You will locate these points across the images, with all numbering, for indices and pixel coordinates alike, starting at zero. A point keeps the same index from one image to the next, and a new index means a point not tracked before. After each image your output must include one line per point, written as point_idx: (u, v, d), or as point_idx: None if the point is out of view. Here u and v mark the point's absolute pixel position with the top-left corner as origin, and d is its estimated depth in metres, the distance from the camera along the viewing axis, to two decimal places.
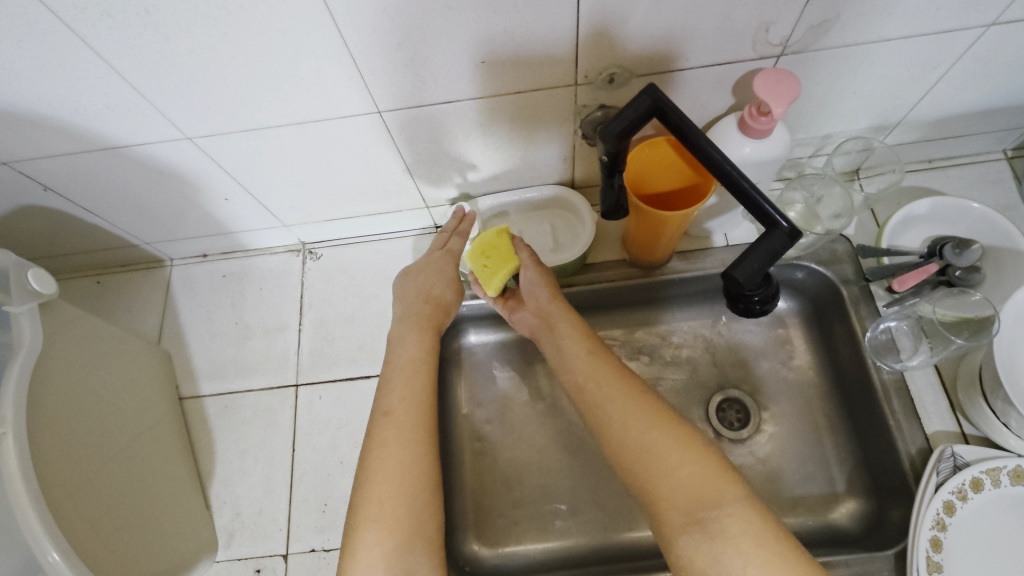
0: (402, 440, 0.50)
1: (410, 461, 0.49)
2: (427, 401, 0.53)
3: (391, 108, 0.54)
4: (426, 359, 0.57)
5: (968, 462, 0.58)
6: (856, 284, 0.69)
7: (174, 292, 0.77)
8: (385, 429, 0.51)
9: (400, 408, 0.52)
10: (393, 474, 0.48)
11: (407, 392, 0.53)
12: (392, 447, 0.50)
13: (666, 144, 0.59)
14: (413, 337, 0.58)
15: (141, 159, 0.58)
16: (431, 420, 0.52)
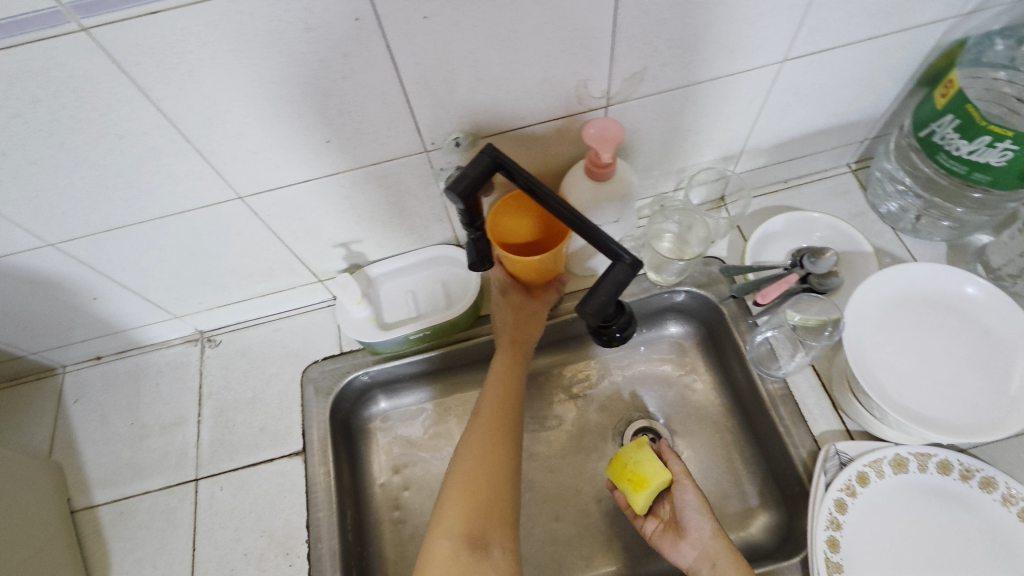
0: (469, 494, 0.55)
1: (484, 503, 0.54)
2: (511, 403, 0.63)
3: (253, 192, 0.56)
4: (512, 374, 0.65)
5: (852, 457, 0.61)
6: (732, 302, 0.73)
7: (66, 399, 0.74)
8: (456, 479, 0.56)
9: (480, 461, 0.57)
10: (461, 519, 0.54)
11: (483, 450, 0.58)
12: (460, 495, 0.55)
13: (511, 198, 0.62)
14: (501, 360, 0.67)
15: (8, 270, 0.58)
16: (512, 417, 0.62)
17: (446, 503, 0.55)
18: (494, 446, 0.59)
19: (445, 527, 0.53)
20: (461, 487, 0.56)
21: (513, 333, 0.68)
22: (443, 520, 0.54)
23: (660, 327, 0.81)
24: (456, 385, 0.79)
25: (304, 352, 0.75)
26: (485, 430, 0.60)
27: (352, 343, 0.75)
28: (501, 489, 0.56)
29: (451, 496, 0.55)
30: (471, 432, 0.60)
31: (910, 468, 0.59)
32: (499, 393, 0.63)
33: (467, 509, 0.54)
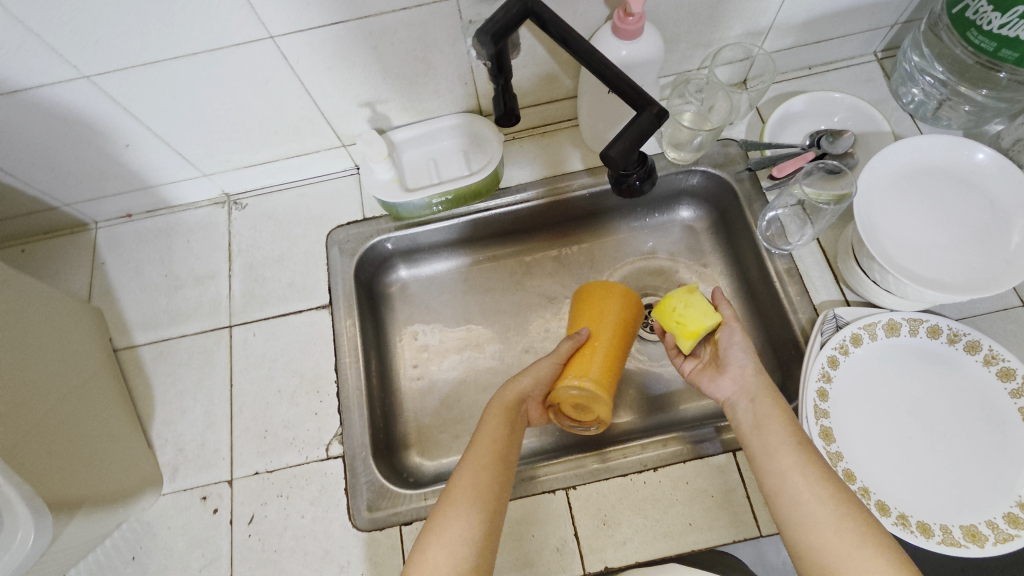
0: (494, 471, 0.54)
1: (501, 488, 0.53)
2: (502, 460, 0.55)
3: (282, 33, 0.56)
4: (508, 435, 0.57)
5: (848, 321, 0.65)
6: (746, 181, 0.75)
7: (101, 252, 0.78)
8: (483, 460, 0.54)
9: (504, 453, 0.55)
10: (477, 494, 0.52)
11: (502, 441, 0.56)
12: (484, 471, 0.53)
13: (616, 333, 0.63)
14: (493, 425, 0.57)
15: (44, 103, 0.59)
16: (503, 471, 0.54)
17: (467, 473, 0.53)
18: (507, 442, 0.56)
19: (469, 502, 0.51)
20: (487, 465, 0.54)
21: (515, 399, 0.60)
22: (468, 492, 0.52)
23: (672, 212, 0.84)
24: (476, 260, 0.84)
25: (328, 216, 0.78)
26: (503, 421, 0.58)
27: (375, 210, 0.78)
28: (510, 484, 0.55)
29: (477, 466, 0.53)
30: (490, 421, 0.57)
31: (901, 332, 0.63)
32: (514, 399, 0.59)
33: (492, 491, 0.52)
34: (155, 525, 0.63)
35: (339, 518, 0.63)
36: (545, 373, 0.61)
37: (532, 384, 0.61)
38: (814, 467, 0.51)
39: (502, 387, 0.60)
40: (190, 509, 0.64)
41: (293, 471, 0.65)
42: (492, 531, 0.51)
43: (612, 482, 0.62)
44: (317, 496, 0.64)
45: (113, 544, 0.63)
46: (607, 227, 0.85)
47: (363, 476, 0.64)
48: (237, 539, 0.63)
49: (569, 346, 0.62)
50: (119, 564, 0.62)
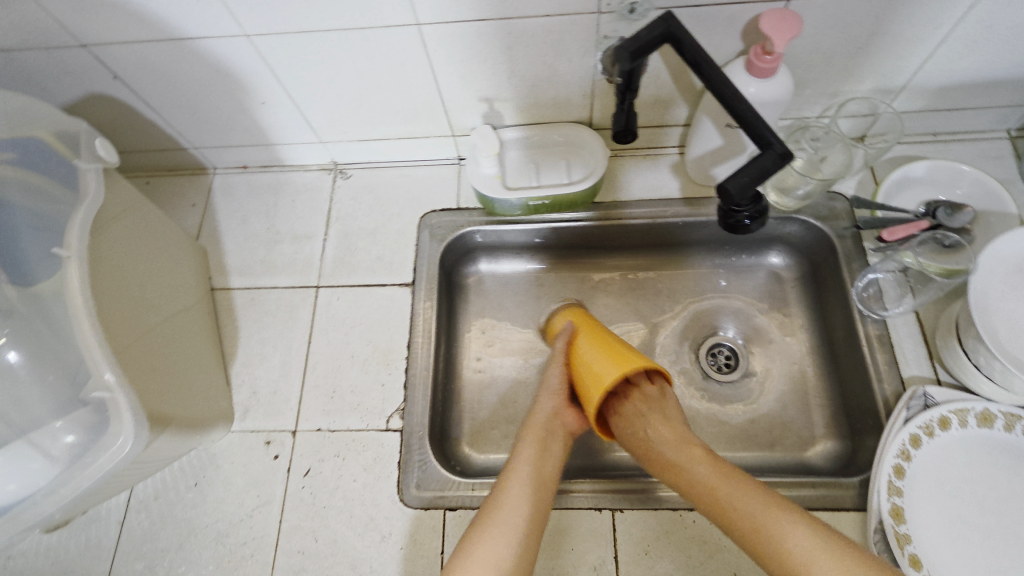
0: (531, 493, 0.54)
1: (536, 509, 0.53)
2: (537, 485, 0.55)
3: (429, 22, 0.59)
4: (545, 465, 0.57)
5: (938, 402, 0.61)
6: (848, 239, 0.72)
7: (214, 196, 0.84)
8: (519, 480, 0.54)
9: (541, 473, 0.56)
10: (514, 523, 0.51)
11: (539, 462, 0.57)
12: (524, 492, 0.54)
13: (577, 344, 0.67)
14: (525, 449, 0.57)
15: (203, 53, 0.64)
16: (542, 495, 0.54)
17: (501, 494, 0.54)
18: (540, 462, 0.57)
19: (504, 519, 0.51)
20: (523, 488, 0.54)
21: (544, 414, 0.61)
22: (506, 512, 0.52)
23: (760, 256, 0.82)
24: (553, 268, 0.85)
25: (425, 200, 0.81)
26: (539, 446, 0.58)
27: (470, 202, 0.80)
28: (548, 507, 0.54)
29: (514, 488, 0.54)
30: (524, 445, 0.58)
31: (995, 425, 0.60)
32: (548, 420, 0.61)
33: (529, 513, 0.52)
34: (220, 458, 0.67)
35: (388, 490, 0.64)
36: (556, 378, 0.65)
37: (553, 402, 0.63)
38: (747, 483, 0.52)
39: (534, 411, 0.62)
40: (253, 451, 0.67)
41: (353, 435, 0.68)
42: (527, 553, 0.50)
43: (660, 513, 0.61)
44: (371, 464, 0.66)
45: (180, 467, 0.67)
46: (690, 260, 0.84)
47: (417, 453, 0.66)
48: (291, 488, 0.65)
49: (562, 347, 0.67)
50: (182, 488, 0.66)
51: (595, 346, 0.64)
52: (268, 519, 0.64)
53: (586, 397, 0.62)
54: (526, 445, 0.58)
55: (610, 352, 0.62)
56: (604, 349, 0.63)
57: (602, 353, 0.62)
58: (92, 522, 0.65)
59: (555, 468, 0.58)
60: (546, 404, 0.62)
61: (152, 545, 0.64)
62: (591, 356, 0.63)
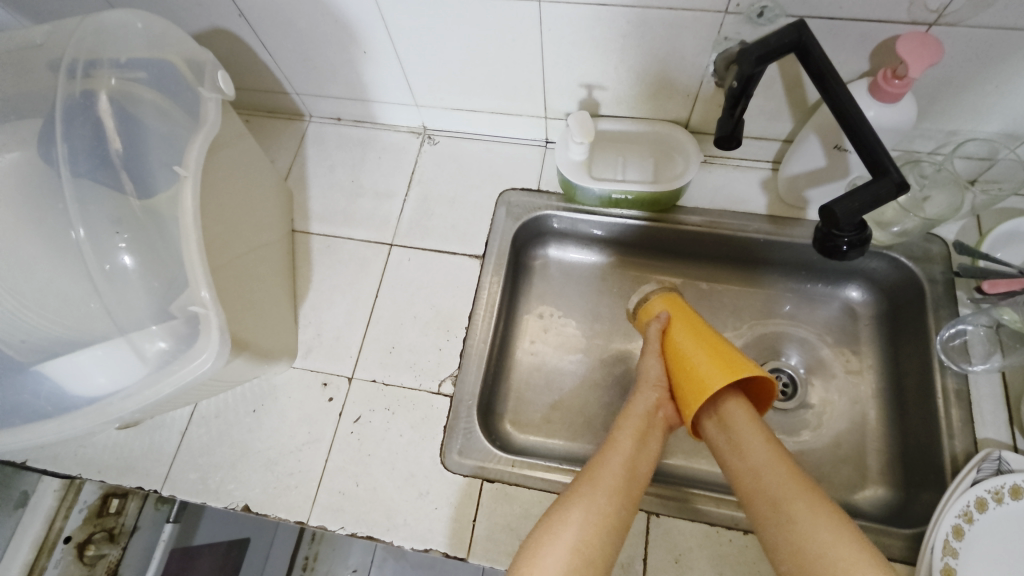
0: (621, 482, 0.55)
1: (629, 502, 0.54)
2: (629, 474, 0.56)
3: (550, 0, 0.59)
4: (639, 456, 0.57)
5: (1013, 469, 0.58)
6: (940, 285, 0.69)
7: (306, 143, 0.87)
8: (610, 468, 0.56)
9: (634, 469, 0.56)
10: (600, 507, 0.53)
11: (634, 456, 0.57)
12: (612, 482, 0.54)
13: (670, 335, 0.66)
14: (623, 440, 0.58)
15: (326, 3, 0.66)
16: (632, 484, 0.55)
17: (587, 483, 0.54)
18: (638, 456, 0.57)
19: (592, 503, 0.52)
20: (614, 479, 0.55)
21: (643, 407, 0.62)
22: (596, 497, 0.53)
23: (838, 288, 0.80)
24: (621, 264, 0.84)
25: (506, 176, 0.82)
26: (635, 438, 0.59)
27: (550, 186, 0.80)
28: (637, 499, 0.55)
29: (605, 474, 0.55)
30: (623, 435, 0.59)
31: None
32: (649, 414, 0.62)
33: (620, 503, 0.53)
34: (278, 391, 0.70)
35: (431, 451, 0.66)
36: (655, 368, 0.65)
37: (655, 393, 0.64)
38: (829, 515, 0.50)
39: (635, 403, 0.63)
40: (310, 389, 0.70)
41: (405, 392, 0.70)
42: (614, 541, 0.52)
43: (697, 525, 0.61)
44: (419, 423, 0.68)
45: (242, 392, 0.71)
46: (762, 279, 0.82)
47: (464, 421, 0.67)
48: (340, 431, 0.68)
49: (655, 334, 0.66)
50: (241, 412, 0.70)
51: (699, 345, 0.62)
52: (315, 455, 0.67)
53: (685, 398, 0.61)
54: (623, 435, 0.59)
55: (717, 356, 0.61)
56: (710, 351, 0.62)
57: (705, 356, 0.61)
58: (156, 428, 0.69)
59: (650, 466, 0.58)
60: (647, 399, 0.63)
61: (207, 459, 0.67)
62: (692, 354, 0.62)
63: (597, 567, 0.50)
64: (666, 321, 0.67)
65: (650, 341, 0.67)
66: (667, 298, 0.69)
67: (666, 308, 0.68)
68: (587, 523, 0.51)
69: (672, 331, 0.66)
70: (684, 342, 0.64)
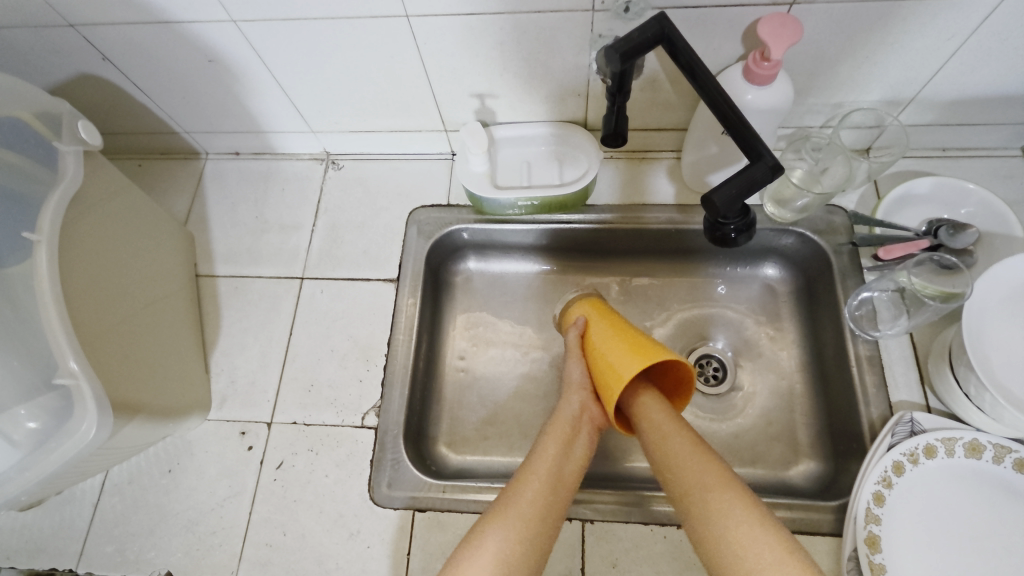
0: (549, 488, 0.54)
1: (554, 506, 0.53)
2: (558, 479, 0.55)
3: (418, 15, 0.58)
4: (565, 459, 0.57)
5: (925, 430, 0.59)
6: (845, 255, 0.70)
7: (205, 182, 0.83)
8: (540, 475, 0.54)
9: (559, 473, 0.55)
10: (525, 516, 0.51)
11: (558, 461, 0.56)
12: (540, 487, 0.53)
13: (596, 334, 0.66)
14: (553, 444, 0.57)
15: (192, 38, 0.63)
16: (562, 489, 0.54)
17: (517, 494, 0.53)
18: (564, 459, 0.57)
19: (516, 513, 0.51)
20: (539, 484, 0.54)
21: (570, 410, 0.62)
22: (520, 504, 0.52)
23: (756, 267, 0.80)
24: (544, 269, 0.83)
25: (414, 194, 0.80)
26: (564, 442, 0.58)
27: (460, 199, 0.79)
28: (564, 505, 0.54)
29: (533, 482, 0.54)
30: (548, 440, 0.58)
31: (983, 456, 0.57)
32: (574, 417, 0.61)
33: (543, 508, 0.52)
34: (195, 445, 0.67)
35: (359, 487, 0.64)
36: (577, 372, 0.66)
37: (582, 395, 0.63)
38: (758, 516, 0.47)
39: (562, 408, 0.62)
40: (228, 440, 0.67)
41: (328, 430, 0.67)
42: (540, 546, 0.51)
43: (632, 527, 0.60)
44: (344, 461, 0.65)
45: (155, 453, 0.67)
46: (682, 267, 0.82)
47: (390, 452, 0.65)
48: (263, 480, 0.65)
49: (576, 338, 0.68)
50: (156, 473, 0.66)
51: (617, 339, 0.63)
52: (239, 509, 0.64)
53: (606, 393, 0.61)
54: (550, 438, 0.58)
55: (624, 343, 0.62)
56: (624, 343, 0.63)
57: (623, 348, 0.62)
58: (66, 503, 0.65)
59: (577, 468, 0.57)
60: (570, 402, 0.63)
61: (123, 529, 0.64)
62: (607, 347, 0.63)
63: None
64: (584, 325, 0.69)
65: (574, 339, 0.68)
66: (589, 302, 0.71)
67: (586, 311, 0.70)
68: (511, 539, 0.50)
69: (599, 330, 0.66)
70: (612, 339, 0.64)
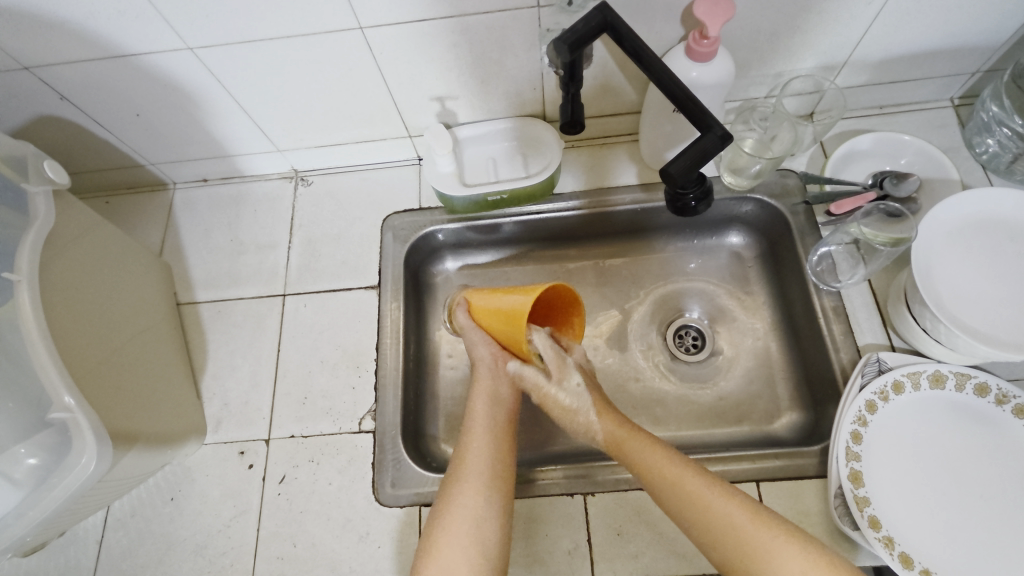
0: (487, 444, 0.62)
1: (496, 467, 0.60)
2: (498, 440, 0.63)
3: (371, 26, 0.60)
4: (498, 421, 0.65)
5: (891, 367, 0.63)
6: (801, 215, 0.74)
7: (176, 212, 0.83)
8: (476, 438, 0.63)
9: (491, 424, 0.64)
10: (482, 482, 0.58)
11: (488, 414, 0.65)
12: (481, 445, 0.62)
13: (481, 306, 0.69)
14: (480, 402, 0.66)
15: (150, 69, 0.64)
16: (503, 449, 0.63)
17: (464, 460, 0.61)
18: (494, 412, 0.66)
19: (470, 483, 0.58)
20: (478, 447, 0.62)
21: (490, 388, 0.68)
22: (468, 469, 0.60)
23: (720, 237, 0.83)
24: (519, 260, 0.85)
25: (386, 202, 0.81)
26: (490, 397, 0.67)
27: (431, 201, 0.81)
28: (506, 454, 0.62)
29: (472, 447, 0.62)
30: (476, 400, 0.67)
31: (946, 385, 0.61)
32: (501, 387, 0.68)
33: (490, 467, 0.60)
34: (195, 471, 0.68)
35: (363, 491, 0.65)
36: (484, 349, 0.70)
37: (492, 365, 0.69)
38: (767, 520, 0.52)
39: (481, 379, 0.68)
40: (227, 462, 0.68)
41: (326, 439, 0.68)
42: (500, 507, 0.58)
43: (631, 493, 0.63)
44: (346, 467, 0.67)
45: (156, 482, 0.67)
46: (652, 244, 0.85)
47: (390, 453, 0.66)
48: (267, 496, 0.66)
49: (467, 318, 0.72)
50: (158, 503, 0.66)
51: (501, 296, 0.67)
52: (246, 527, 0.65)
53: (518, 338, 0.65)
54: (478, 403, 0.66)
55: (506, 308, 0.65)
56: (506, 297, 0.66)
57: (508, 299, 0.65)
58: (69, 544, 0.65)
59: (506, 413, 0.67)
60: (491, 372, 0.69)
61: (131, 562, 0.64)
62: (500, 306, 0.66)
63: (495, 544, 0.55)
64: (468, 305, 0.72)
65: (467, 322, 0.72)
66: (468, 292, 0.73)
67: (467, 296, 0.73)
68: (473, 506, 0.57)
69: (486, 301, 0.68)
70: (496, 305, 0.66)
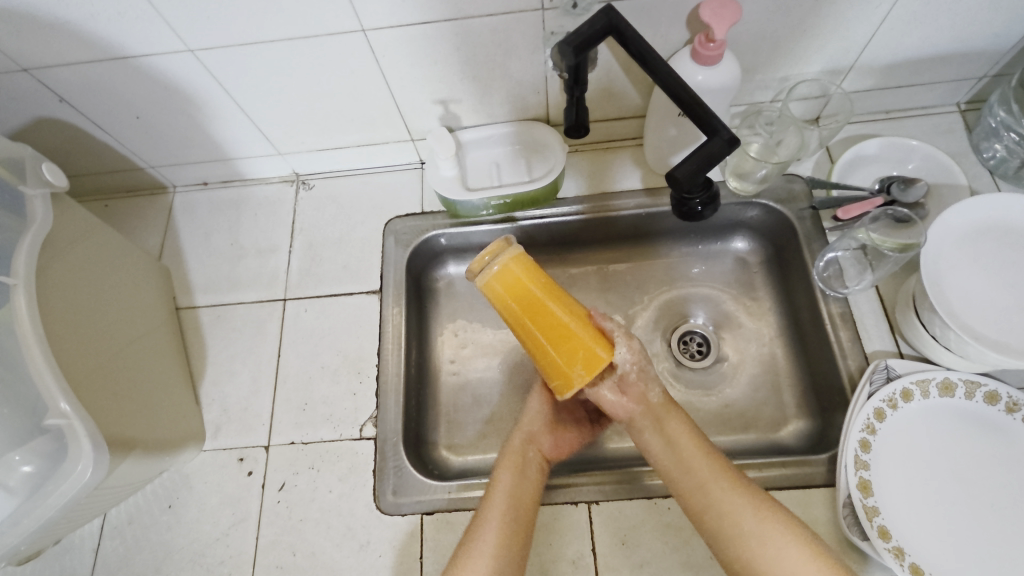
0: (507, 515, 0.55)
1: (517, 529, 0.54)
2: (523, 505, 0.56)
3: (374, 28, 0.59)
4: (527, 494, 0.57)
5: (899, 374, 0.62)
6: (807, 220, 0.73)
7: (176, 216, 0.83)
8: (496, 506, 0.56)
9: (517, 493, 0.57)
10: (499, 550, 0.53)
11: (515, 486, 0.58)
12: (499, 514, 0.55)
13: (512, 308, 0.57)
14: (506, 471, 0.59)
15: (149, 71, 0.64)
16: (526, 511, 0.56)
17: (481, 526, 0.55)
18: (521, 485, 0.58)
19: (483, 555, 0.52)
20: (499, 512, 0.55)
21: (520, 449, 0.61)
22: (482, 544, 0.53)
23: (725, 242, 0.83)
24: None
25: (388, 206, 0.81)
26: (516, 469, 0.59)
27: (433, 206, 0.80)
28: (527, 520, 0.56)
29: (490, 517, 0.55)
30: (502, 472, 0.59)
31: (956, 393, 0.60)
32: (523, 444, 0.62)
33: (507, 533, 0.54)
34: (193, 478, 0.67)
35: (364, 499, 0.64)
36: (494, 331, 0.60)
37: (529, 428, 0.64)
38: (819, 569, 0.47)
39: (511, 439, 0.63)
40: (226, 469, 0.67)
41: (326, 446, 0.67)
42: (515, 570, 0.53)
43: (636, 502, 0.61)
44: (346, 474, 0.66)
45: (153, 490, 0.66)
46: (657, 249, 0.84)
47: (392, 461, 0.65)
48: (266, 503, 0.65)
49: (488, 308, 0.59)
50: (155, 511, 0.65)
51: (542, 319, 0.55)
52: (245, 535, 0.64)
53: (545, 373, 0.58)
54: (504, 479, 0.58)
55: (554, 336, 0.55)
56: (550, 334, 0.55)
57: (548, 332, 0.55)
58: (65, 552, 0.64)
59: (534, 488, 0.58)
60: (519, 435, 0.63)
61: (128, 571, 0.63)
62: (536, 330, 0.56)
63: None
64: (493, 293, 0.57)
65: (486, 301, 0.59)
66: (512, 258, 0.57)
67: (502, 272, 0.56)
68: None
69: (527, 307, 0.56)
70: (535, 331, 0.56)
